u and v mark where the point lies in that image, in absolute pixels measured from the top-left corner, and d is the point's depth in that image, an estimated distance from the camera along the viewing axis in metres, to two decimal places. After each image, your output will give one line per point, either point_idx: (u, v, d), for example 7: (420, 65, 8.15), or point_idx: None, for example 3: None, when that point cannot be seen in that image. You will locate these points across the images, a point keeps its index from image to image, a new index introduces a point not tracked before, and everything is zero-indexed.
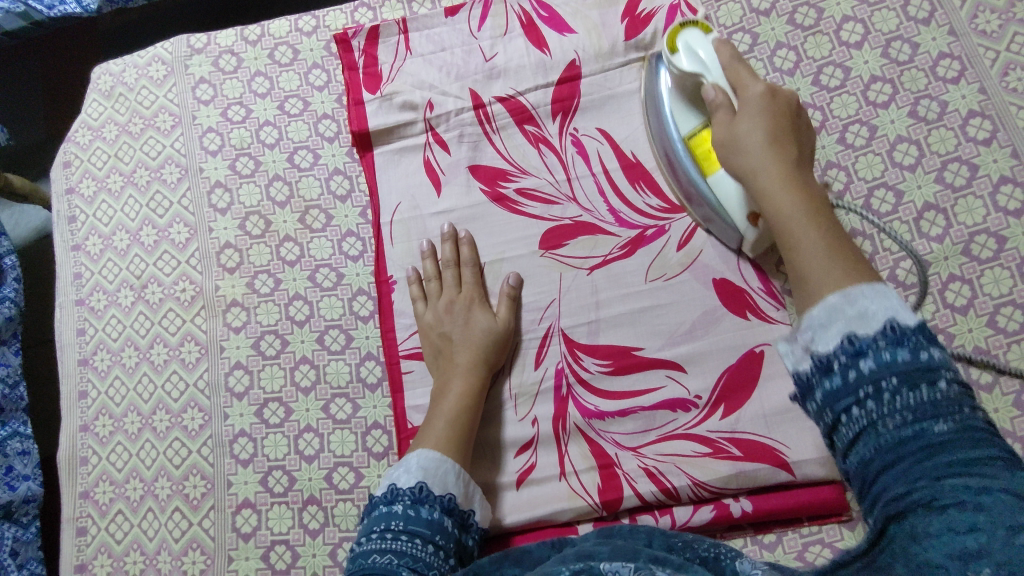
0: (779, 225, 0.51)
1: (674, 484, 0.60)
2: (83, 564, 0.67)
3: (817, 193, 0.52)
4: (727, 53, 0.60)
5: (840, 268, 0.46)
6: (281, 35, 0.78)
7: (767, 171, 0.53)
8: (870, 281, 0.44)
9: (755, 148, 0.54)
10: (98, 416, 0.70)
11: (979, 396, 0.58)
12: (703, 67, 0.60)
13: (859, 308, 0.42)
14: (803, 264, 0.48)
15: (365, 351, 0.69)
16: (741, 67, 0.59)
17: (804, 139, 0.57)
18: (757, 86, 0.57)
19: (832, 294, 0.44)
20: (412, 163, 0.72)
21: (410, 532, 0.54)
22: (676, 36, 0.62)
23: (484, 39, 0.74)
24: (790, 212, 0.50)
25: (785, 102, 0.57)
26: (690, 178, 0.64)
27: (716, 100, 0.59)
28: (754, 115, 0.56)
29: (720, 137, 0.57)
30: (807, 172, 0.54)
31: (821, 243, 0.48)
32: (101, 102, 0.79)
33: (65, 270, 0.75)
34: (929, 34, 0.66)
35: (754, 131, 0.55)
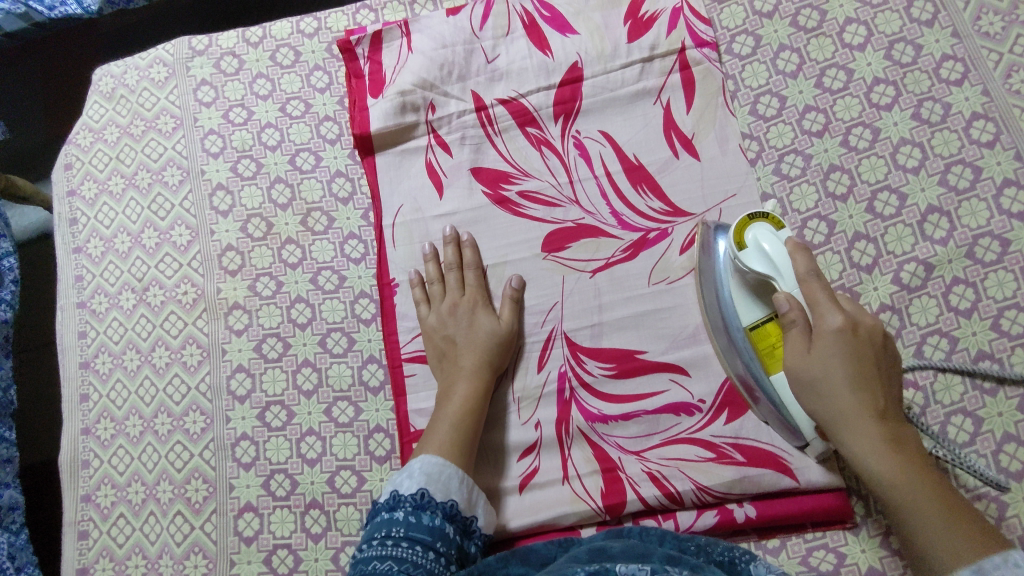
0: (885, 490, 0.51)
1: (677, 488, 0.60)
2: (84, 568, 0.67)
3: (911, 447, 0.52)
4: (800, 259, 0.57)
5: (958, 532, 0.48)
6: (282, 37, 0.78)
7: (868, 435, 0.52)
8: (994, 547, 0.46)
9: (843, 394, 0.54)
10: (99, 420, 0.70)
11: (984, 400, 0.58)
12: (774, 271, 0.58)
13: (991, 556, 0.45)
14: (921, 541, 0.49)
15: (366, 354, 0.68)
16: (817, 280, 0.56)
17: (889, 349, 0.55)
18: (836, 321, 0.55)
19: (961, 569, 0.46)
20: (414, 165, 0.72)
21: (411, 539, 0.53)
22: (745, 230, 0.59)
23: (485, 39, 0.73)
24: (897, 491, 0.50)
25: (868, 338, 0.54)
26: (746, 364, 0.60)
27: (790, 314, 0.56)
28: (835, 356, 0.54)
29: (797, 372, 0.56)
30: (892, 401, 0.54)
31: (936, 518, 0.48)
32: (102, 104, 0.79)
33: (66, 273, 0.75)
34: (932, 36, 0.66)
35: (847, 396, 0.53)
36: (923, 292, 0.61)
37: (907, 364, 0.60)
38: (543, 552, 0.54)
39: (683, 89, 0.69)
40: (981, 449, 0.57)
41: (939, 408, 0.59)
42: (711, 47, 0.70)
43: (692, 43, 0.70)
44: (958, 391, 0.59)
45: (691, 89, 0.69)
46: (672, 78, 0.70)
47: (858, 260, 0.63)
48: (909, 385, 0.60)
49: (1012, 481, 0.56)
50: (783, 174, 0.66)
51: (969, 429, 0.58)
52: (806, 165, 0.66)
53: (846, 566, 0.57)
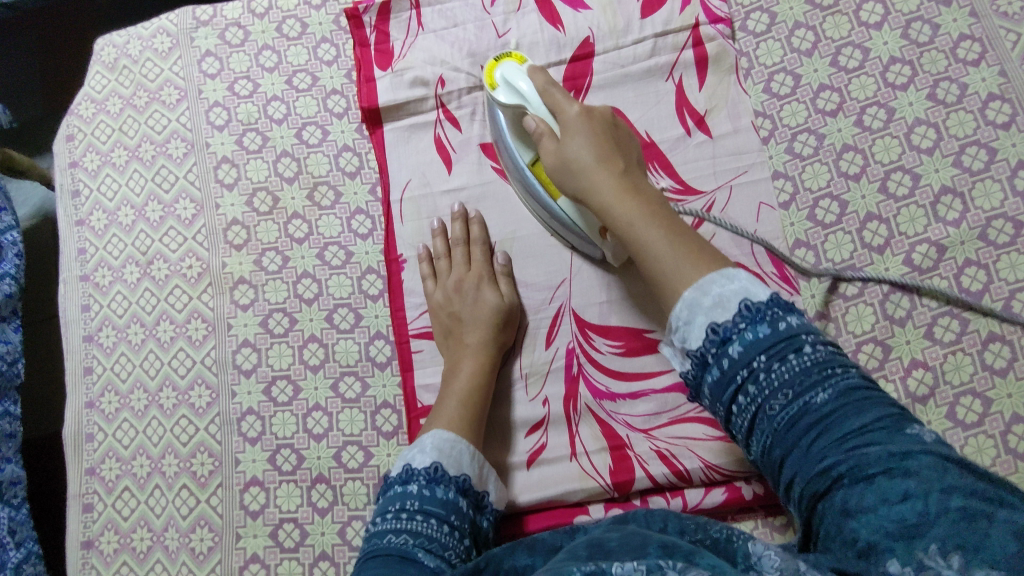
0: (638, 252, 0.53)
1: (685, 466, 0.60)
2: (90, 540, 0.67)
3: (657, 198, 0.55)
4: (543, 79, 0.61)
5: (690, 259, 0.51)
6: (289, 8, 0.77)
7: (610, 185, 0.55)
8: (717, 263, 0.51)
9: (589, 164, 0.56)
10: (103, 393, 0.70)
11: (993, 381, 0.58)
12: (524, 100, 0.61)
13: (712, 297, 0.49)
14: (659, 274, 0.52)
15: (373, 330, 0.68)
16: (556, 87, 0.61)
17: (626, 136, 0.60)
18: (575, 108, 0.59)
19: (687, 291, 0.50)
20: (423, 140, 0.71)
21: (426, 512, 0.54)
22: (494, 71, 0.63)
23: (496, 14, 0.72)
24: (644, 221, 0.53)
25: (605, 121, 0.59)
26: (540, 205, 0.65)
27: (544, 132, 0.60)
28: (582, 136, 0.57)
29: (555, 166, 0.59)
30: (634, 169, 0.57)
31: (672, 250, 0.51)
32: (104, 74, 0.77)
33: (68, 245, 0.74)
34: (950, 15, 0.66)
35: (586, 150, 0.57)
36: (935, 273, 0.61)
37: (917, 345, 0.60)
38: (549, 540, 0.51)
39: (696, 67, 0.68)
40: (989, 430, 0.57)
41: (950, 389, 0.59)
42: (725, 24, 0.69)
43: (706, 20, 0.69)
44: (968, 372, 0.59)
45: (704, 66, 0.68)
46: (685, 53, 0.69)
47: (870, 242, 0.62)
48: (919, 366, 0.59)
49: (1020, 461, 0.56)
50: (795, 153, 0.66)
51: (977, 409, 0.58)
52: (819, 144, 0.65)
53: None
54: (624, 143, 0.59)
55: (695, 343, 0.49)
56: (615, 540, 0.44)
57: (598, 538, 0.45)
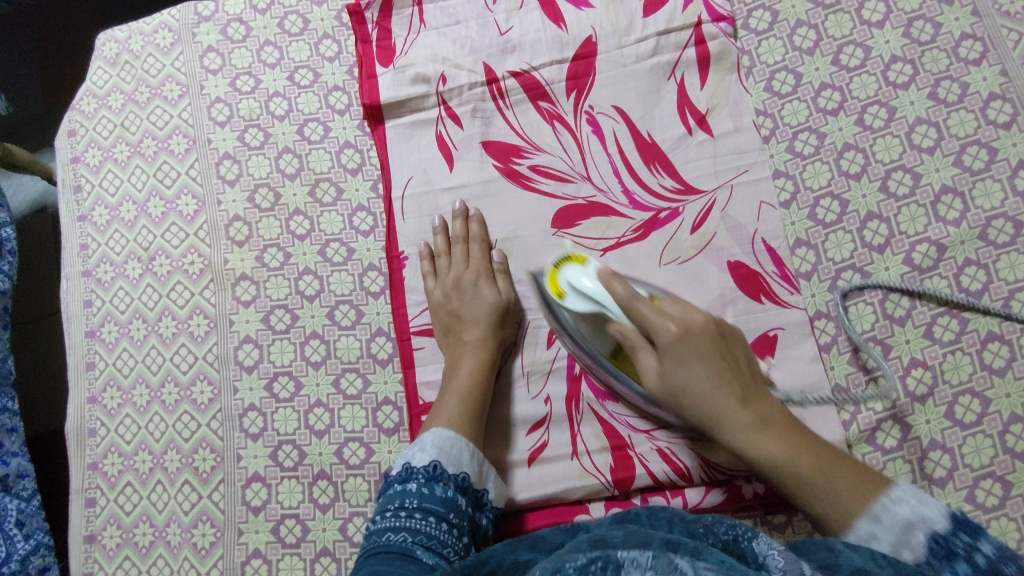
0: (777, 475, 0.52)
1: (685, 465, 0.61)
2: (92, 535, 0.67)
3: (773, 408, 0.54)
4: (617, 285, 0.56)
5: (857, 489, 0.50)
6: (291, 4, 0.77)
7: (734, 420, 0.53)
8: (875, 486, 0.49)
9: (708, 389, 0.54)
10: (106, 388, 0.70)
11: (992, 381, 0.58)
12: (598, 303, 0.57)
13: (896, 524, 0.47)
14: (817, 507, 0.50)
15: (374, 327, 0.68)
16: (642, 302, 0.56)
17: (728, 334, 0.57)
18: (671, 328, 0.55)
19: (861, 520, 0.48)
20: (424, 138, 0.71)
21: (425, 510, 0.54)
22: (558, 278, 0.61)
23: (499, 12, 0.72)
24: (791, 472, 0.51)
25: (703, 330, 0.55)
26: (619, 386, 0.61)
27: (634, 342, 0.56)
28: (687, 360, 0.54)
29: (661, 393, 0.56)
30: (745, 367, 0.55)
31: (815, 477, 0.50)
32: (106, 69, 0.77)
33: (70, 241, 0.74)
34: (952, 14, 0.66)
35: (697, 377, 0.54)
36: (935, 273, 0.61)
37: (917, 344, 0.60)
38: (551, 539, 0.51)
39: (698, 66, 0.68)
40: (988, 429, 0.58)
41: (950, 389, 0.59)
42: (728, 22, 0.69)
43: (708, 18, 0.69)
44: (966, 372, 0.59)
45: (706, 65, 0.68)
46: (687, 52, 0.69)
47: (870, 241, 0.63)
48: (918, 366, 0.60)
49: (1018, 461, 0.57)
50: (796, 152, 0.66)
51: (976, 409, 0.58)
52: (820, 143, 0.66)
53: None
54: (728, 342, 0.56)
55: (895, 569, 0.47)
56: (618, 539, 0.44)
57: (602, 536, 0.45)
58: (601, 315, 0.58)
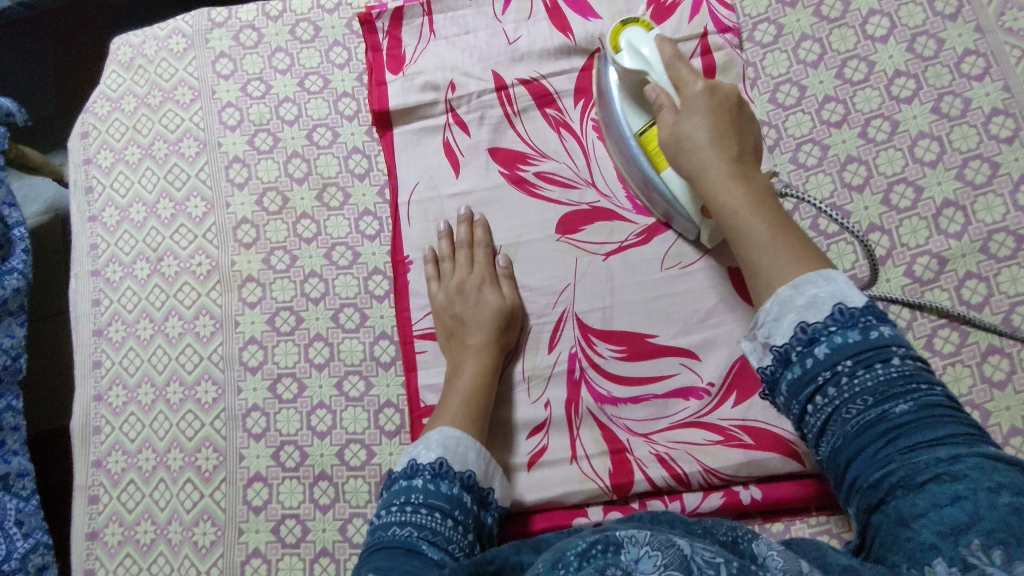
0: (733, 226, 0.52)
1: (685, 470, 0.60)
2: (95, 532, 0.67)
3: (761, 185, 0.53)
4: (669, 49, 0.61)
5: (791, 261, 0.48)
6: (303, 12, 0.78)
7: (718, 177, 0.53)
8: (817, 266, 0.48)
9: (703, 141, 0.55)
10: (111, 386, 0.71)
11: (991, 393, 0.58)
12: (647, 66, 0.62)
13: (806, 298, 0.46)
14: (760, 264, 0.49)
15: (378, 330, 0.69)
16: (683, 63, 0.60)
17: (747, 121, 0.58)
18: (699, 85, 0.58)
19: (782, 286, 0.47)
20: (431, 144, 0.72)
21: (430, 506, 0.54)
22: (619, 36, 0.64)
23: (508, 22, 0.73)
24: (749, 219, 0.51)
25: (726, 102, 0.57)
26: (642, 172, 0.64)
27: (659, 100, 0.60)
28: (699, 111, 0.56)
29: (666, 137, 0.58)
30: (754, 160, 0.56)
31: (767, 236, 0.50)
32: (120, 73, 0.79)
33: (81, 240, 0.75)
34: (955, 30, 0.66)
35: (700, 128, 0.55)
36: (936, 285, 0.61)
37: (918, 355, 0.60)
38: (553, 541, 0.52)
39: (703, 76, 0.69)
40: None
41: (949, 399, 0.59)
42: (734, 34, 0.70)
43: (714, 29, 0.69)
44: (967, 384, 0.59)
45: (712, 75, 0.69)
46: (693, 62, 0.69)
47: (871, 252, 0.63)
48: None
49: None
50: (799, 163, 0.66)
51: (975, 421, 0.58)
52: (823, 155, 0.66)
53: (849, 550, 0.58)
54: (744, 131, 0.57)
55: (783, 338, 0.46)
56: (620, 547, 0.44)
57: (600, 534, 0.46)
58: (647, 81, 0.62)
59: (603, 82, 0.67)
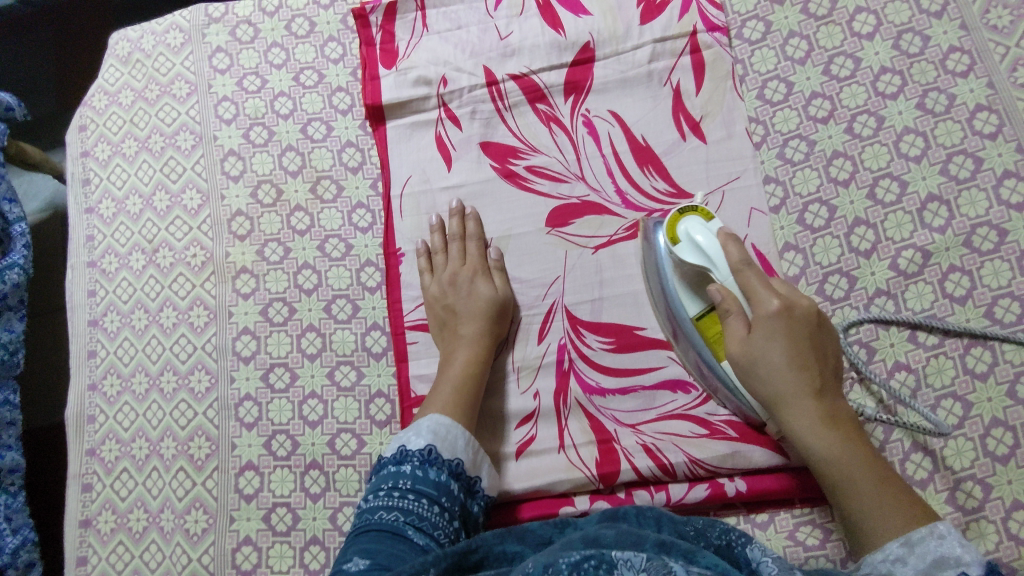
0: (823, 469, 0.55)
1: (671, 460, 0.61)
2: (88, 520, 0.68)
3: (845, 415, 0.56)
4: (735, 250, 0.59)
5: (894, 510, 0.52)
6: (299, 8, 0.79)
7: (798, 402, 0.56)
8: (923, 518, 0.51)
9: (780, 363, 0.56)
10: (106, 376, 0.72)
11: (974, 385, 0.59)
12: (709, 261, 0.59)
13: (927, 561, 0.49)
14: (863, 513, 0.53)
15: (370, 321, 0.70)
16: (751, 267, 0.59)
17: (823, 329, 0.58)
18: (773, 304, 0.57)
19: (892, 544, 0.50)
20: (424, 138, 0.72)
21: (418, 492, 0.55)
22: (676, 223, 0.60)
23: (500, 18, 0.74)
24: (842, 464, 0.54)
25: (801, 313, 0.57)
26: (699, 360, 0.62)
27: (726, 303, 0.59)
28: (774, 334, 0.57)
29: (740, 355, 0.58)
30: (831, 387, 0.57)
31: (868, 486, 0.53)
32: (118, 67, 0.80)
33: (78, 232, 0.76)
34: (940, 27, 0.67)
35: (777, 351, 0.57)
36: (920, 278, 0.62)
37: (901, 348, 0.61)
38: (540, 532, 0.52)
39: (693, 72, 0.70)
40: (968, 433, 0.58)
41: (933, 392, 0.60)
42: (722, 32, 0.71)
43: (703, 27, 0.71)
44: (949, 375, 0.60)
45: (701, 72, 0.70)
46: (683, 59, 0.70)
47: (857, 246, 0.64)
48: (901, 368, 0.61)
49: (998, 464, 0.57)
50: (787, 158, 0.67)
51: (958, 413, 0.59)
52: (810, 150, 0.67)
53: (833, 541, 0.59)
54: (819, 345, 0.58)
55: None
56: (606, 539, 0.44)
57: (590, 533, 0.47)
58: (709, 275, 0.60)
59: (650, 243, 0.64)
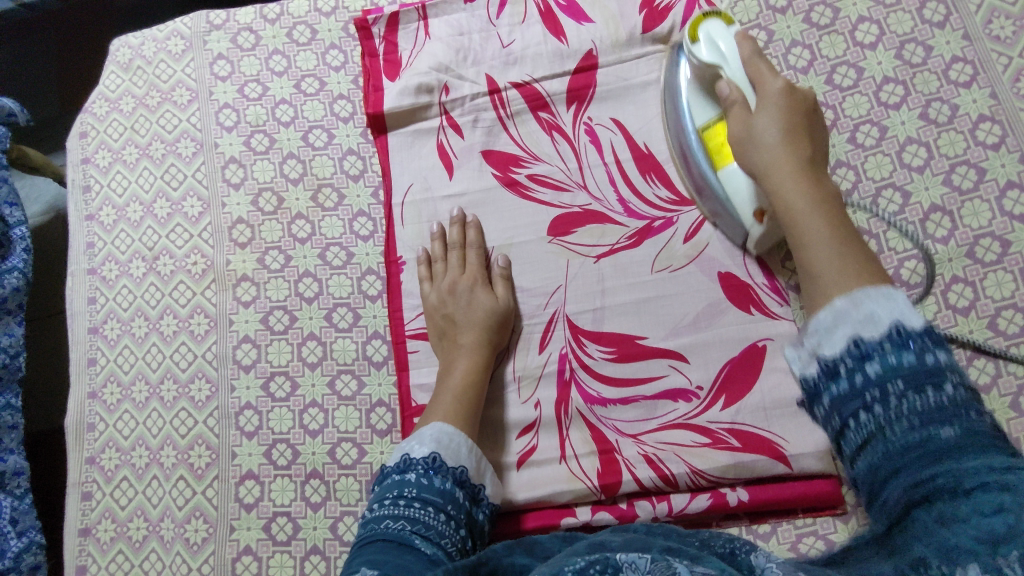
0: (792, 224, 0.53)
1: (672, 471, 0.61)
2: (87, 528, 0.68)
3: (828, 190, 0.54)
4: (748, 46, 0.61)
5: (854, 274, 0.46)
6: (300, 14, 0.79)
7: (781, 170, 0.55)
8: (875, 280, 0.45)
9: (773, 133, 0.57)
10: (106, 384, 0.71)
11: (977, 396, 0.59)
12: (722, 59, 0.62)
13: (861, 312, 0.42)
14: (816, 276, 0.48)
15: (371, 330, 0.69)
16: (760, 60, 0.61)
17: (819, 129, 0.59)
18: (776, 85, 0.59)
19: (838, 298, 0.44)
20: (426, 146, 0.72)
21: (423, 500, 0.55)
22: (698, 27, 0.63)
23: (502, 25, 0.74)
24: (806, 220, 0.52)
25: (801, 102, 0.59)
26: (703, 178, 0.64)
27: (732, 95, 0.61)
28: (772, 109, 0.58)
29: (739, 133, 0.59)
30: (821, 167, 0.57)
31: (828, 243, 0.49)
32: (118, 74, 0.80)
33: (78, 239, 0.76)
34: (943, 38, 0.67)
35: (772, 124, 0.57)
36: (922, 289, 0.62)
37: None
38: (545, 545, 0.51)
39: None
40: None
41: None
42: None
43: None
44: None
45: None
46: None
47: None
48: None
49: None
50: None
51: None
52: None
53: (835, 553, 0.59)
54: (815, 140, 0.58)
55: (831, 355, 0.42)
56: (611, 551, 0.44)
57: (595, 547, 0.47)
58: (720, 75, 0.62)
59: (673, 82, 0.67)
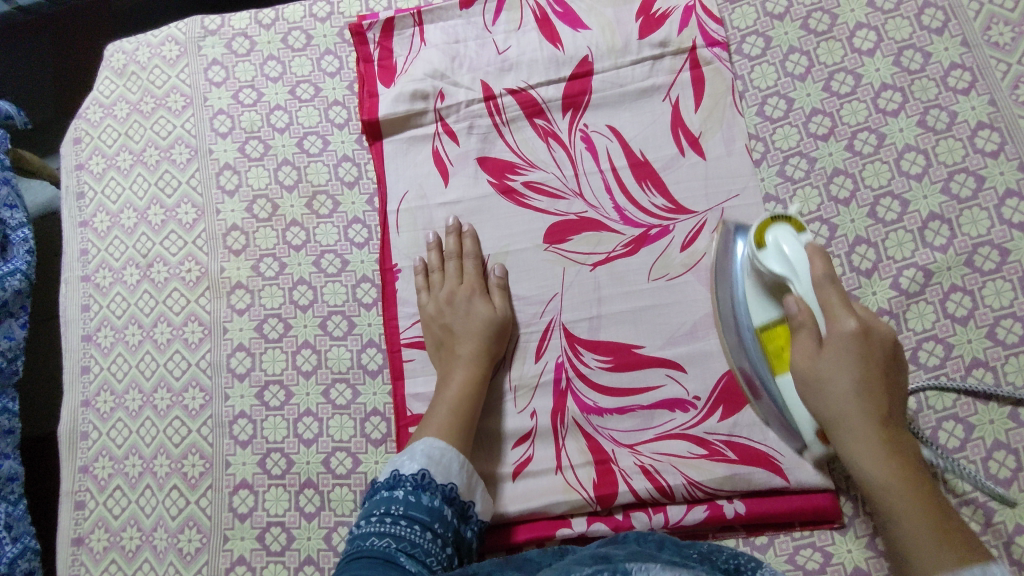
0: (878, 493, 0.52)
1: (669, 482, 0.60)
2: (80, 538, 0.67)
3: (910, 457, 0.53)
4: (820, 263, 0.56)
5: (948, 550, 0.48)
6: (295, 20, 0.78)
7: (864, 425, 0.53)
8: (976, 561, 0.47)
9: (849, 384, 0.54)
10: (99, 392, 0.71)
11: (976, 407, 0.59)
12: (790, 271, 0.56)
13: None
14: (911, 552, 0.50)
15: (366, 338, 0.69)
16: (836, 281, 0.55)
17: (897, 358, 0.55)
18: (850, 326, 0.54)
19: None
20: (421, 153, 0.72)
21: (410, 518, 0.54)
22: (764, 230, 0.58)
23: (498, 32, 0.74)
24: (899, 497, 0.51)
25: (880, 338, 0.54)
26: (756, 369, 0.60)
27: (801, 320, 0.56)
28: (848, 358, 0.54)
29: (807, 372, 0.56)
30: (898, 410, 0.54)
31: (924, 519, 0.50)
32: (113, 80, 0.79)
33: (71, 246, 0.75)
34: (941, 44, 0.67)
35: (847, 377, 0.54)
36: (921, 298, 0.61)
37: None
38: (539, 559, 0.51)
39: (692, 88, 0.69)
40: (970, 457, 0.58)
41: (936, 414, 0.59)
42: (722, 47, 0.70)
43: (703, 43, 0.70)
44: (951, 398, 0.59)
45: (701, 87, 0.69)
46: (682, 75, 0.70)
47: (858, 265, 0.63)
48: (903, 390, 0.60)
49: (1001, 487, 0.57)
50: (786, 176, 0.67)
51: (958, 436, 0.58)
52: (810, 167, 0.66)
53: (833, 565, 0.58)
54: (894, 366, 0.55)
55: None
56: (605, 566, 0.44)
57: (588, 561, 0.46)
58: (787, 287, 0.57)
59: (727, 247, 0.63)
